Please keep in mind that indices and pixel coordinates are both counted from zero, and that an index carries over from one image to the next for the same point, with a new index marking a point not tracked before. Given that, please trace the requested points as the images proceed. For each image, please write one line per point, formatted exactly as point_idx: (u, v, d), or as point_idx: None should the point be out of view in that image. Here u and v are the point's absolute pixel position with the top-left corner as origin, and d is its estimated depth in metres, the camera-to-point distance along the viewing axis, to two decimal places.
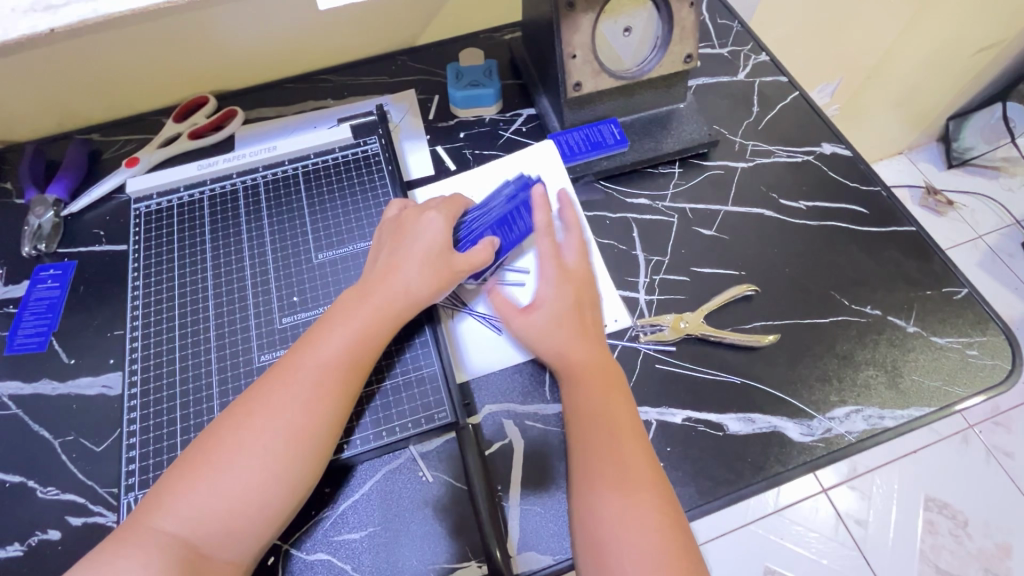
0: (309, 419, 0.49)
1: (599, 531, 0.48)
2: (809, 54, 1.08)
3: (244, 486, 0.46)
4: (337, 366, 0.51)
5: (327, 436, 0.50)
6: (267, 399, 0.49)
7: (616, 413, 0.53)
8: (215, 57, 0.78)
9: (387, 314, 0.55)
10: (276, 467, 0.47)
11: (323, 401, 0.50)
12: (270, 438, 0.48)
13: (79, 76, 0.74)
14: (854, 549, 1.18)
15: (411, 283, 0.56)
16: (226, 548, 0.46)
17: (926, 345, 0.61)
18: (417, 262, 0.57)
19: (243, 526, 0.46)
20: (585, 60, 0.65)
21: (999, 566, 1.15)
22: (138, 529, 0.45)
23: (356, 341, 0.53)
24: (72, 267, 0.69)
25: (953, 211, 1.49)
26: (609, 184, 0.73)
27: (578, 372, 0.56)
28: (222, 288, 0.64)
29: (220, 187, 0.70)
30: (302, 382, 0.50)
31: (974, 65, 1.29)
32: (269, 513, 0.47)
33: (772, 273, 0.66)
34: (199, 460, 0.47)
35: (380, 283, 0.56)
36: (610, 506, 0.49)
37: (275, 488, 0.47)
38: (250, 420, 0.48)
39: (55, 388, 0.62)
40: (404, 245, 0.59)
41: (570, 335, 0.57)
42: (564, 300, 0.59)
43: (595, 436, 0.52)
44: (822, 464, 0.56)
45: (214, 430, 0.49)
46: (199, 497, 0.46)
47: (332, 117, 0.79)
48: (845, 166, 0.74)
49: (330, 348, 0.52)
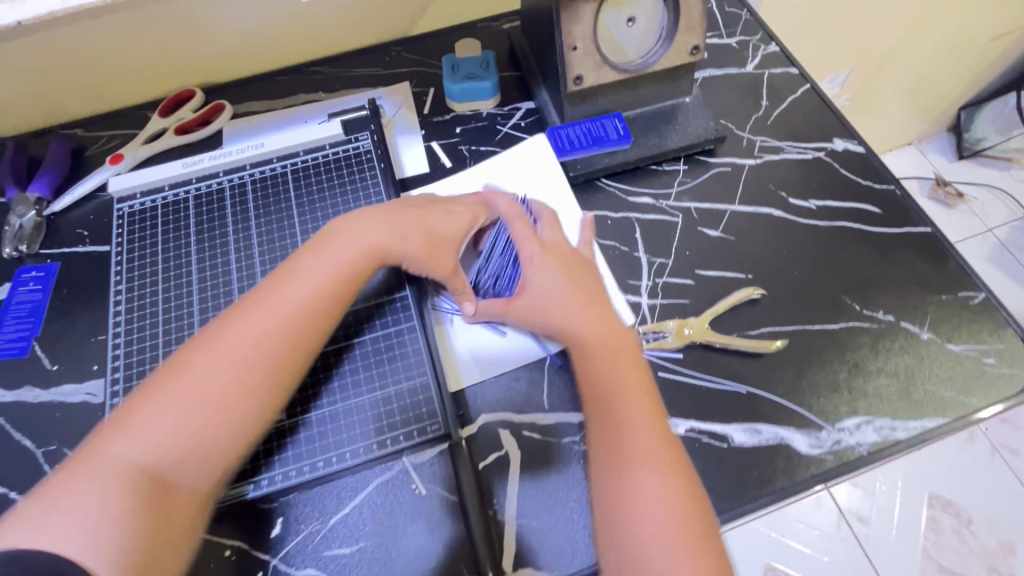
0: (277, 358, 0.49)
1: (633, 521, 0.47)
2: (819, 43, 1.03)
3: (202, 413, 0.46)
4: (303, 304, 0.51)
5: (285, 373, 0.50)
6: (236, 330, 0.49)
7: (639, 387, 0.52)
8: (202, 48, 0.75)
9: (360, 259, 0.54)
10: (240, 400, 0.48)
11: (286, 338, 0.50)
12: (228, 368, 0.48)
13: (59, 68, 0.71)
14: (856, 547, 1.09)
15: (392, 235, 0.56)
16: (182, 475, 0.45)
17: (941, 353, 0.59)
18: (407, 229, 0.57)
19: (197, 458, 0.46)
20: (586, 52, 0.62)
21: (1001, 564, 1.07)
22: (93, 455, 0.44)
23: (321, 284, 0.52)
24: (56, 268, 0.67)
25: (963, 203, 1.45)
26: (610, 182, 0.70)
27: (582, 341, 0.55)
28: (208, 291, 0.61)
29: (207, 186, 0.67)
30: (267, 317, 0.50)
31: (988, 53, 1.25)
32: (224, 446, 0.47)
33: (780, 275, 0.63)
34: (162, 385, 0.47)
35: (356, 231, 0.55)
36: (649, 488, 0.48)
37: (237, 423, 0.47)
38: (212, 351, 0.48)
39: (38, 395, 0.60)
40: (399, 210, 0.58)
41: (567, 303, 0.56)
42: (555, 273, 0.58)
43: (620, 419, 0.51)
44: (831, 477, 0.54)
45: (179, 358, 0.49)
46: (157, 421, 0.46)
47: (323, 111, 0.76)
48: (857, 162, 0.71)
49: (296, 288, 0.52)
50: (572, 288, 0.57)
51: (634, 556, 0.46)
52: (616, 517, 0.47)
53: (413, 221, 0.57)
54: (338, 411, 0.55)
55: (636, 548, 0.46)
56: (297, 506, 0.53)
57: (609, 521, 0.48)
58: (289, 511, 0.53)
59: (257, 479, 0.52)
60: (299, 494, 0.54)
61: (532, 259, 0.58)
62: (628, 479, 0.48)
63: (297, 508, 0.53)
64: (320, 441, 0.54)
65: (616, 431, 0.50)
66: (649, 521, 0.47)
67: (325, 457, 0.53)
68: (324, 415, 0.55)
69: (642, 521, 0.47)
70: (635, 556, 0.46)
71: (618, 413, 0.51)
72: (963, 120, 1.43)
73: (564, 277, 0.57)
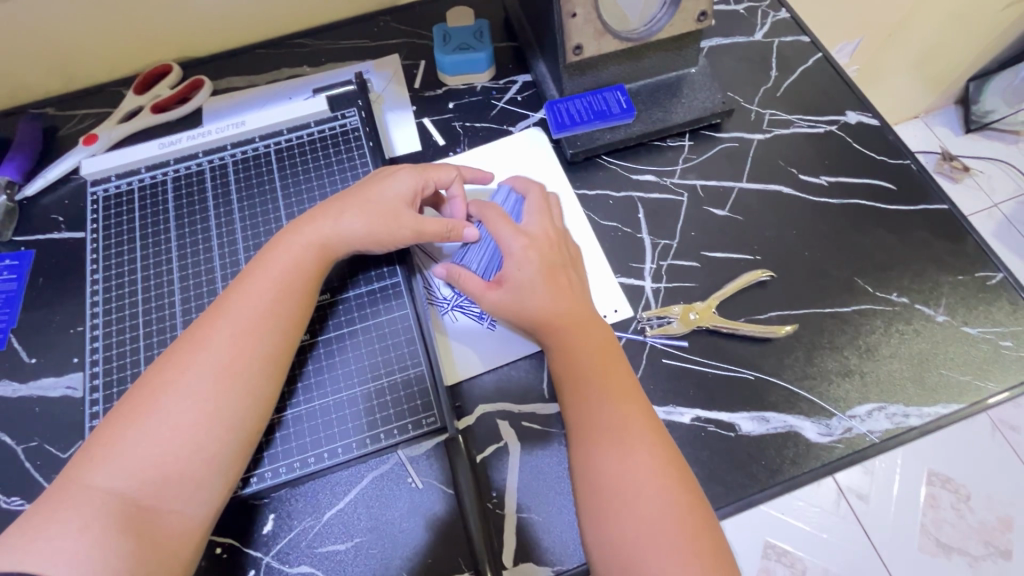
0: (245, 364, 0.48)
1: (623, 508, 0.45)
2: (830, 10, 0.98)
3: (176, 426, 0.45)
4: (270, 305, 0.50)
5: (253, 373, 0.48)
6: (203, 344, 0.48)
7: (617, 374, 0.51)
8: (176, 20, 0.70)
9: (322, 250, 0.54)
10: (215, 410, 0.46)
11: (259, 343, 0.49)
12: (194, 377, 0.47)
13: (24, 44, 0.66)
14: (854, 525, 1.04)
15: (348, 223, 0.54)
16: (173, 500, 0.44)
17: (957, 336, 0.57)
18: (370, 207, 0.55)
19: (175, 470, 0.44)
20: (586, 20, 0.58)
21: (1000, 540, 1.03)
22: (69, 487, 0.43)
23: (284, 280, 0.52)
24: (30, 257, 0.64)
25: (969, 177, 1.41)
26: (612, 159, 0.66)
27: (546, 328, 0.53)
28: (189, 280, 0.59)
29: (186, 168, 0.64)
30: (232, 319, 0.49)
31: (1003, 21, 1.20)
32: (204, 454, 0.45)
33: (789, 256, 0.61)
34: (126, 408, 0.46)
35: (320, 223, 0.54)
36: (636, 470, 0.46)
37: (216, 434, 0.46)
38: (176, 362, 0.47)
39: (15, 389, 0.57)
40: (360, 187, 0.57)
41: (542, 293, 0.53)
42: (533, 260, 0.55)
43: (593, 404, 0.49)
44: (842, 466, 0.53)
45: (143, 379, 0.48)
46: (128, 444, 0.44)
47: (307, 87, 0.72)
48: (871, 136, 0.67)
49: (259, 286, 0.51)
50: (547, 278, 0.54)
51: (631, 545, 0.44)
52: (606, 507, 0.46)
53: (377, 197, 0.55)
54: (328, 405, 0.53)
55: (634, 538, 0.44)
56: (290, 502, 0.51)
57: (597, 510, 0.46)
58: (281, 507, 0.51)
59: (248, 475, 0.50)
60: (291, 490, 0.52)
61: (510, 251, 0.55)
62: (618, 469, 0.46)
63: (290, 503, 0.51)
64: (311, 436, 0.52)
65: (598, 418, 0.49)
66: (641, 514, 0.45)
67: (316, 453, 0.51)
68: (315, 409, 0.53)
69: (633, 512, 0.45)
70: (629, 550, 0.44)
71: (587, 396, 0.50)
72: (972, 91, 1.38)
73: (540, 267, 0.55)
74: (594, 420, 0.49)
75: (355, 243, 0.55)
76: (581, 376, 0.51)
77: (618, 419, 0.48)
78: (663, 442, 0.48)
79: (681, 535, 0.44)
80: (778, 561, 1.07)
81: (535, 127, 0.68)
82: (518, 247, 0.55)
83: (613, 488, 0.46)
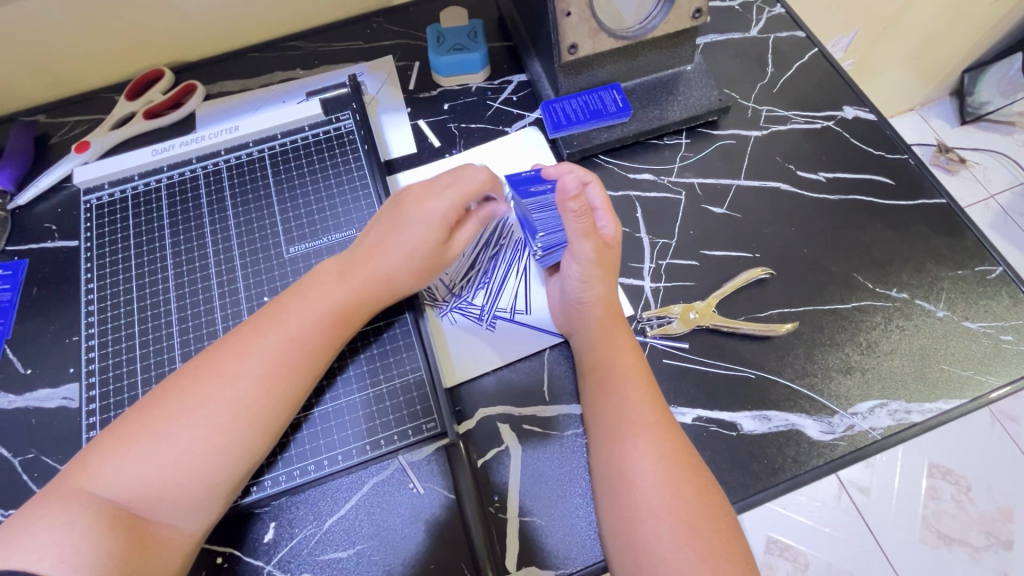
0: (263, 401, 0.47)
1: (632, 512, 0.45)
2: (827, 4, 0.98)
3: (187, 451, 0.44)
4: (301, 344, 0.49)
5: (279, 412, 0.48)
6: (226, 370, 0.47)
7: (627, 376, 0.51)
8: (166, 26, 0.69)
9: (363, 296, 0.52)
10: (224, 440, 0.45)
11: (284, 381, 0.48)
12: (215, 408, 0.46)
13: (11, 52, 0.65)
14: (855, 518, 1.06)
15: (392, 263, 0.53)
16: (177, 514, 0.44)
17: (957, 331, 0.57)
18: (416, 236, 0.53)
19: (180, 489, 0.44)
20: (580, 18, 0.57)
21: (1001, 531, 1.02)
22: (63, 493, 0.42)
23: (324, 323, 0.50)
24: (23, 267, 0.63)
25: (965, 169, 1.42)
26: (608, 158, 0.66)
27: (595, 324, 0.53)
28: (185, 289, 0.58)
29: (179, 174, 0.63)
30: (263, 357, 0.48)
31: (1000, 12, 1.19)
32: (210, 483, 0.45)
33: (788, 252, 0.61)
34: (135, 423, 0.45)
35: (359, 263, 0.53)
36: (643, 472, 0.46)
37: (222, 462, 0.45)
38: (199, 387, 0.46)
39: (11, 401, 0.57)
40: (401, 215, 0.55)
41: (596, 286, 0.53)
42: (589, 250, 0.52)
43: (613, 403, 0.49)
44: (844, 463, 0.53)
45: (152, 397, 0.47)
46: (135, 461, 0.44)
47: (301, 91, 0.71)
48: (869, 131, 0.67)
49: (294, 326, 0.50)
50: (600, 270, 0.53)
51: (639, 548, 0.44)
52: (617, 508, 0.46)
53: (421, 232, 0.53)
54: (327, 412, 0.53)
55: (642, 542, 0.44)
56: (289, 510, 0.51)
57: (613, 509, 0.46)
58: (281, 515, 0.51)
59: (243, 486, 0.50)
60: (291, 498, 0.51)
61: (575, 232, 0.52)
62: (623, 465, 0.47)
63: (290, 511, 0.51)
64: (311, 443, 0.51)
65: (608, 417, 0.49)
66: (651, 515, 0.45)
67: (316, 461, 0.51)
68: (314, 416, 0.52)
69: (644, 513, 0.45)
70: (644, 549, 0.44)
71: (609, 395, 0.50)
72: (967, 83, 1.38)
73: (593, 260, 0.53)
74: (616, 421, 0.49)
75: (404, 285, 0.54)
76: (607, 377, 0.51)
77: (626, 418, 0.49)
78: (671, 442, 0.48)
79: (690, 536, 0.44)
80: (780, 556, 1.04)
81: (531, 127, 0.68)
82: (581, 230, 0.51)
83: (623, 487, 0.46)
